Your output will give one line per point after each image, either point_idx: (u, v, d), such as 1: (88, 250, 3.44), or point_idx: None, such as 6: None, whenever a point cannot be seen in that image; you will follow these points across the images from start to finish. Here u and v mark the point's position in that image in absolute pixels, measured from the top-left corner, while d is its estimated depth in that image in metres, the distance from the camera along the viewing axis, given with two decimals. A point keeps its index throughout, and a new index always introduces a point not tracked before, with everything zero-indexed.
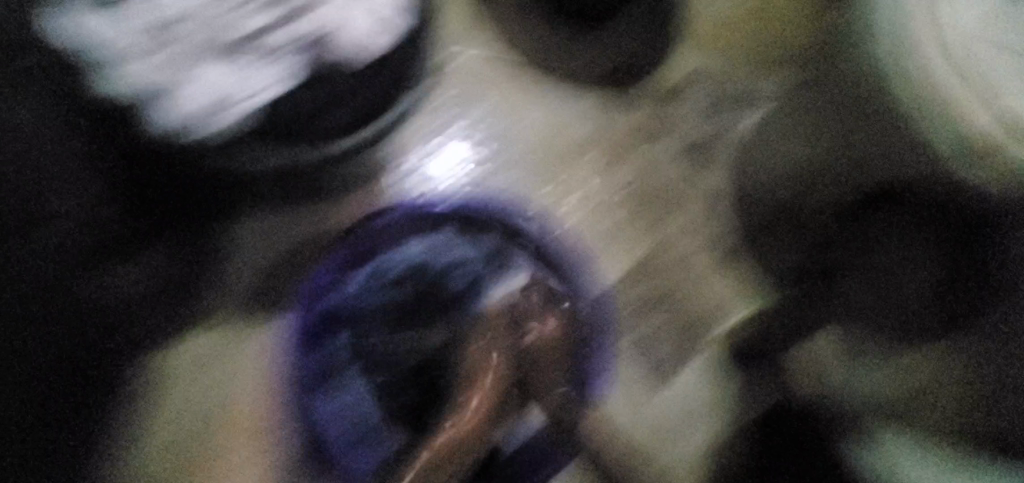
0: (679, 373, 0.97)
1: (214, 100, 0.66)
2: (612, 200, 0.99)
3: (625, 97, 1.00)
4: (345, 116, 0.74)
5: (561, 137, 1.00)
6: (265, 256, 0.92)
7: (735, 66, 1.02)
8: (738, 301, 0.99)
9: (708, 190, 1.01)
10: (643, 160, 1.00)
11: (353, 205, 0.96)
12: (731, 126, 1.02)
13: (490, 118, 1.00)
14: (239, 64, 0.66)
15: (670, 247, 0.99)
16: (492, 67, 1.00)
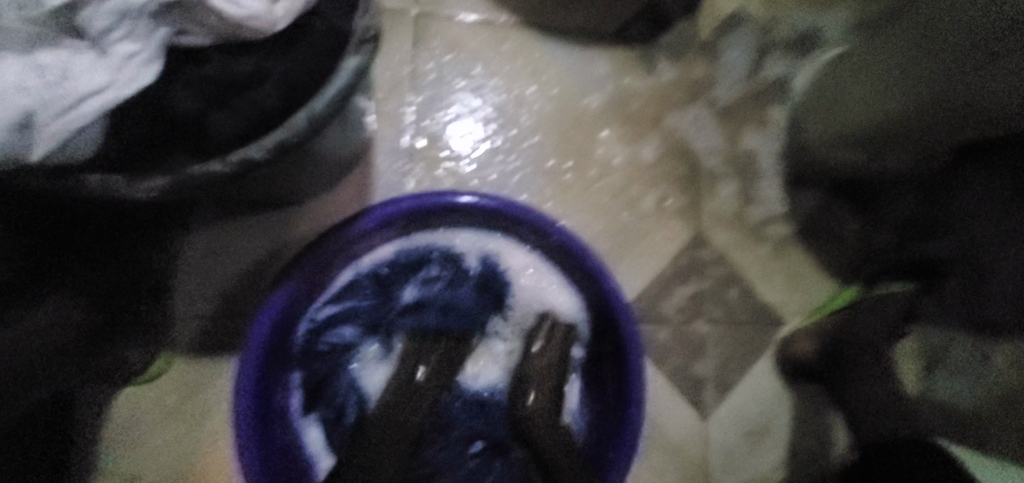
0: (728, 398, 0.77)
1: (19, 116, 0.34)
2: (641, 187, 0.78)
3: (653, 55, 0.80)
4: (237, 106, 0.39)
5: (577, 113, 0.78)
6: (188, 307, 0.66)
7: (779, 9, 0.84)
8: (789, 295, 0.81)
9: (750, 158, 0.82)
10: (676, 132, 0.80)
11: (310, 213, 0.70)
12: (783, 81, 0.83)
13: (486, 85, 0.76)
14: (101, 58, 0.37)
15: (712, 241, 0.80)
16: (487, 21, 0.77)
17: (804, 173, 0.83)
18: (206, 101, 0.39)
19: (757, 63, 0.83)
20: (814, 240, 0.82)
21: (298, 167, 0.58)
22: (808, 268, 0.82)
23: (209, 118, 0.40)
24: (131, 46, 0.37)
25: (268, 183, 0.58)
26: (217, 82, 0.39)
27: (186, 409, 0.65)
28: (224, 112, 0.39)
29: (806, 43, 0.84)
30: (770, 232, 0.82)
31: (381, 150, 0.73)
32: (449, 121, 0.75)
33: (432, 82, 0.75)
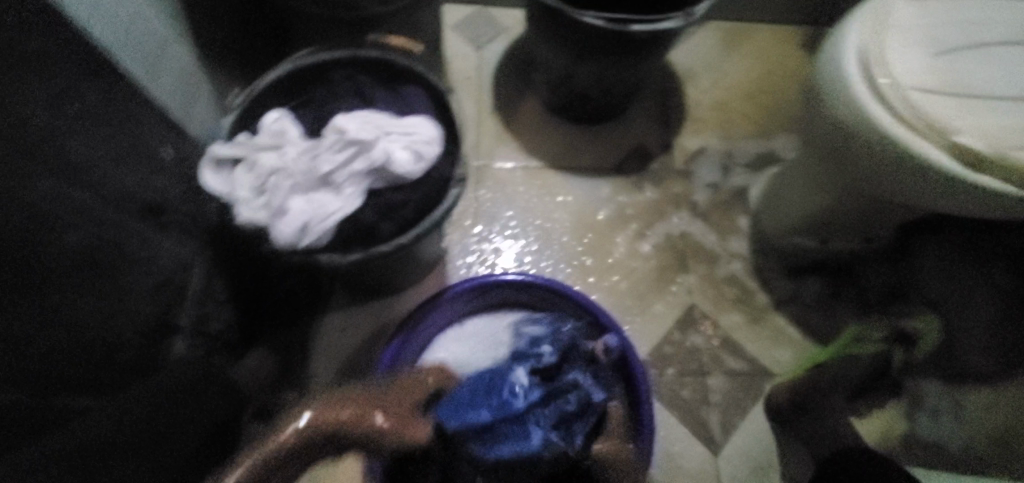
0: (732, 437, 0.96)
1: (300, 224, 0.62)
2: (640, 270, 1.06)
3: (640, 182, 1.13)
4: (396, 218, 0.69)
5: (592, 224, 1.09)
6: (323, 369, 0.92)
7: (733, 143, 1.18)
8: (770, 352, 1.02)
9: (724, 246, 1.09)
10: (665, 230, 1.09)
11: (406, 298, 0.99)
12: (743, 191, 1.14)
13: (525, 209, 1.10)
14: (337, 195, 0.65)
15: (703, 310, 1.04)
16: (522, 169, 1.13)
17: (770, 259, 1.09)
18: (377, 216, 0.68)
19: (722, 177, 1.15)
20: (788, 308, 1.05)
21: (407, 263, 0.89)
22: (786, 330, 1.03)
23: (373, 222, 0.68)
24: (352, 188, 0.65)
25: (384, 274, 0.89)
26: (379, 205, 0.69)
27: None
28: (388, 221, 0.69)
29: (758, 166, 1.16)
30: (751, 298, 1.05)
31: (452, 256, 1.05)
32: (499, 236, 1.08)
33: (487, 210, 1.09)
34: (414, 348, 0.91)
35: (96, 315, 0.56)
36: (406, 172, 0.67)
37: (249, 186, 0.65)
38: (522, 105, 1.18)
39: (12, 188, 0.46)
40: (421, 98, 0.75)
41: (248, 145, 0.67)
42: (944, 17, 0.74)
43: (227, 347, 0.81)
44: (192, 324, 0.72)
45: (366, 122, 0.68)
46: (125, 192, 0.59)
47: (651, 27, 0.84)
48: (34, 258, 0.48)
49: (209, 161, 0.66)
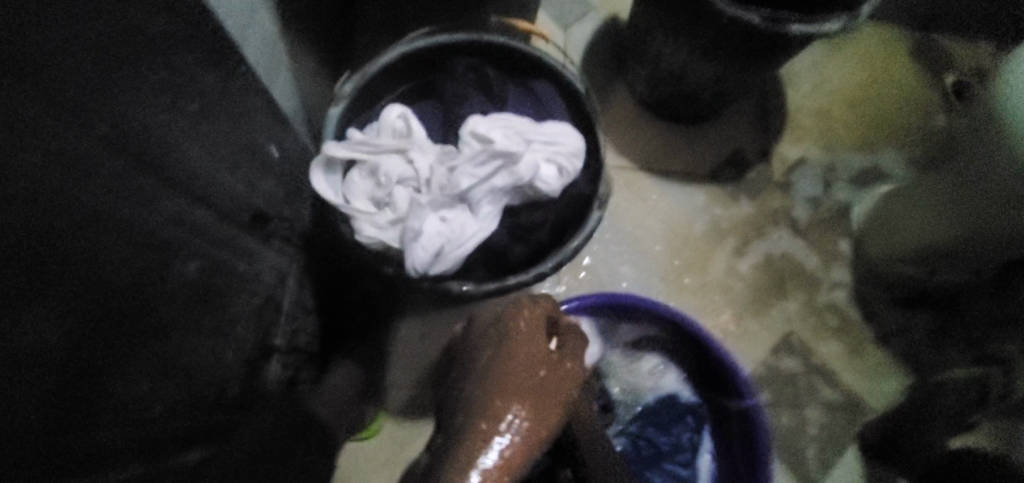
0: (829, 475, 0.90)
1: (434, 248, 0.53)
2: (735, 289, 0.98)
3: (738, 192, 1.04)
4: (533, 240, 0.60)
5: (686, 235, 1.01)
6: (400, 380, 0.84)
7: (836, 155, 1.09)
8: (869, 386, 0.96)
9: (823, 269, 1.02)
10: (762, 248, 1.02)
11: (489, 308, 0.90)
12: (845, 210, 1.05)
13: (613, 214, 1.00)
14: (473, 214, 0.55)
15: (800, 336, 0.97)
16: (611, 169, 1.03)
17: (869, 285, 1.02)
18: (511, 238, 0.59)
19: (824, 192, 1.06)
20: (887, 340, 0.99)
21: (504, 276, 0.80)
22: (885, 364, 0.97)
23: (506, 246, 0.59)
24: (490, 207, 0.55)
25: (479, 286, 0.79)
26: (515, 224, 0.59)
27: (394, 461, 0.82)
28: (523, 244, 0.60)
29: (862, 183, 1.07)
30: (850, 327, 0.99)
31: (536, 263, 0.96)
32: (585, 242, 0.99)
33: None
34: None
35: (207, 356, 0.47)
36: (550, 189, 0.57)
37: (370, 197, 0.55)
38: (612, 96, 1.07)
39: (132, 217, 0.36)
40: (558, 98, 0.64)
41: (368, 145, 0.56)
42: None
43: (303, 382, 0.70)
44: (284, 343, 0.63)
45: (508, 129, 0.58)
46: (236, 201, 0.49)
47: (816, 28, 0.73)
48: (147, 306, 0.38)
49: (321, 162, 0.56)
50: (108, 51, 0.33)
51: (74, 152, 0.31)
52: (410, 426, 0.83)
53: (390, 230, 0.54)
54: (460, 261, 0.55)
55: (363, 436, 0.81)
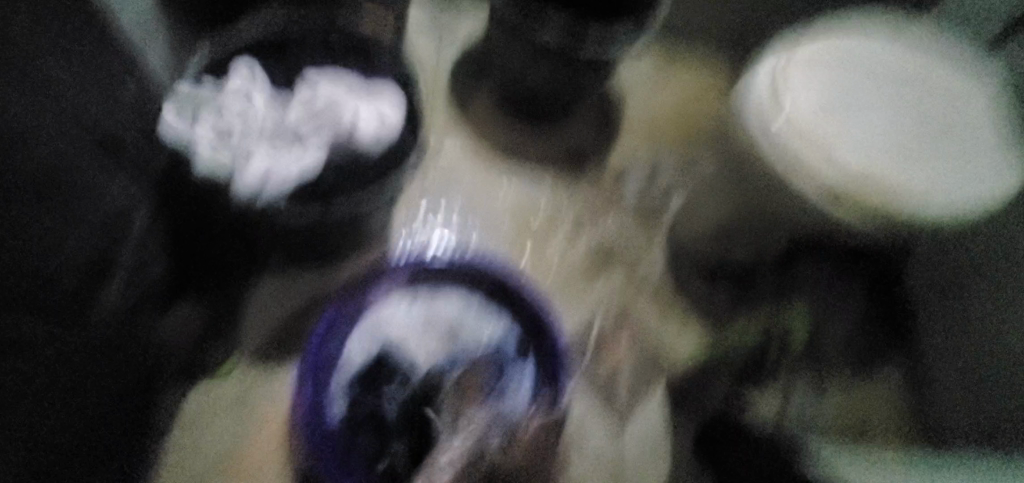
0: (636, 413, 1.09)
1: (264, 169, 0.67)
2: (570, 262, 1.16)
3: (578, 183, 1.24)
4: (355, 178, 0.71)
5: (532, 216, 1.18)
6: (255, 326, 0.93)
7: (662, 158, 1.31)
8: (674, 342, 1.15)
9: (646, 248, 1.22)
10: (597, 229, 1.21)
11: (349, 266, 1.01)
12: (667, 201, 1.27)
13: (469, 195, 1.16)
14: (302, 147, 0.70)
15: (621, 301, 1.16)
16: (470, 159, 1.20)
17: (684, 263, 1.22)
18: (336, 175, 0.70)
19: (649, 185, 1.28)
20: (694, 307, 1.19)
21: (354, 231, 0.92)
22: (689, 325, 1.17)
23: (328, 180, 0.70)
24: (316, 141, 0.70)
25: (330, 239, 0.91)
26: (340, 162, 0.71)
27: (244, 396, 0.90)
28: (346, 180, 0.70)
29: (681, 181, 1.29)
30: (664, 296, 1.19)
31: (398, 233, 1.09)
32: (443, 217, 1.13)
33: (433, 193, 1.15)
34: (355, 312, 0.93)
35: None
36: (370, 136, 0.70)
37: (212, 128, 0.68)
38: (474, 97, 1.25)
39: None
40: (389, 64, 0.77)
41: (215, 89, 0.70)
42: (818, 80, 0.94)
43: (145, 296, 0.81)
44: (130, 265, 0.72)
45: (335, 84, 0.74)
46: None
47: None
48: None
49: (173, 100, 0.68)
50: None
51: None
52: (265, 367, 0.92)
53: (228, 155, 0.67)
54: (285, 187, 0.66)
55: (217, 376, 0.90)
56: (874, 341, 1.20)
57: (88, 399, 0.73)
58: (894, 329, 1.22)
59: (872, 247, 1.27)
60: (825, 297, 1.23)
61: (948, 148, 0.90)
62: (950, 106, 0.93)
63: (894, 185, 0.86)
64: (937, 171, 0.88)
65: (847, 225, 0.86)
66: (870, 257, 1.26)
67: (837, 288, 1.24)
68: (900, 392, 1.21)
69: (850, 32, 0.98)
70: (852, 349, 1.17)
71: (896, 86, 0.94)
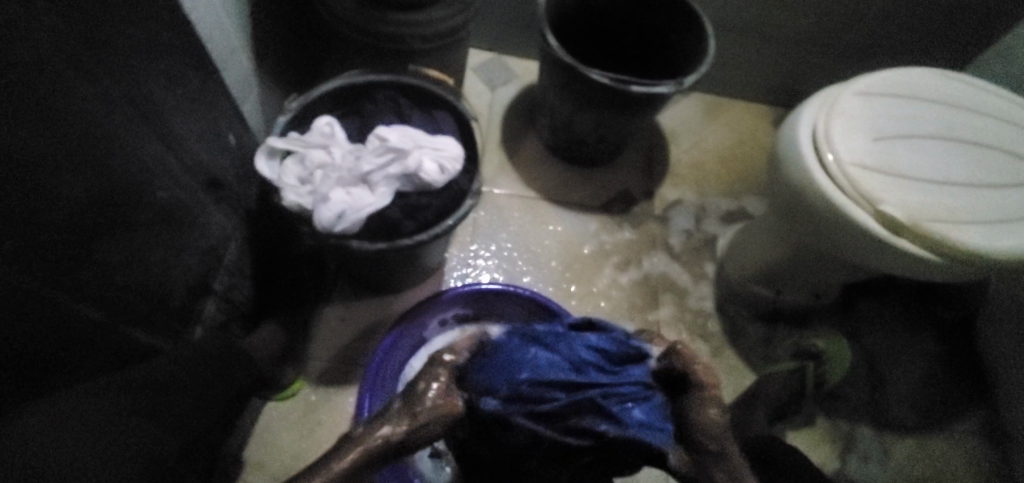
0: None
1: (339, 211, 0.73)
2: (616, 298, 1.19)
3: (624, 222, 1.27)
4: (419, 220, 0.81)
5: (579, 253, 1.22)
6: (321, 352, 1.01)
7: (707, 198, 1.34)
8: (722, 382, 1.14)
9: (691, 285, 1.23)
10: (643, 267, 1.23)
11: (403, 298, 1.09)
12: (712, 242, 1.28)
13: (518, 232, 1.22)
14: (372, 192, 0.77)
15: (668, 339, 1.16)
16: (519, 198, 1.26)
17: (730, 302, 1.22)
18: (403, 215, 0.80)
19: (695, 226, 1.30)
20: (742, 347, 1.18)
21: (412, 266, 1.00)
22: (739, 367, 1.16)
23: (394, 221, 0.79)
24: (385, 188, 0.77)
25: (391, 273, 0.99)
26: (408, 205, 0.80)
27: (308, 418, 0.96)
28: (411, 222, 0.80)
29: (727, 222, 1.31)
30: (711, 334, 1.18)
31: (450, 268, 1.16)
32: (492, 254, 1.19)
33: (484, 230, 1.21)
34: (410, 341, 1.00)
35: (160, 263, 0.66)
36: (431, 181, 0.79)
37: (296, 176, 0.76)
38: (525, 143, 1.33)
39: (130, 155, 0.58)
40: (449, 121, 0.88)
41: (300, 142, 0.78)
42: (877, 111, 0.91)
43: (239, 328, 0.87)
44: (222, 290, 0.81)
45: (404, 136, 0.81)
46: (198, 166, 0.71)
47: (649, 88, 1.00)
48: (125, 207, 0.58)
49: (264, 151, 0.78)
50: (131, 48, 0.57)
51: (82, 104, 0.51)
52: (327, 390, 0.99)
53: (306, 198, 0.74)
54: (356, 224, 0.75)
55: (284, 395, 0.97)
56: (929, 388, 1.19)
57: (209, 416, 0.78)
58: (949, 378, 1.20)
59: (916, 292, 1.27)
60: (874, 342, 1.22)
61: (1010, 184, 0.86)
62: (1009, 145, 0.90)
63: (958, 218, 0.81)
64: (999, 207, 0.83)
65: (907, 264, 0.84)
66: (915, 303, 1.27)
67: (886, 333, 1.23)
68: (978, 447, 1.14)
69: (900, 70, 0.97)
70: (901, 396, 1.17)
71: (954, 120, 0.92)
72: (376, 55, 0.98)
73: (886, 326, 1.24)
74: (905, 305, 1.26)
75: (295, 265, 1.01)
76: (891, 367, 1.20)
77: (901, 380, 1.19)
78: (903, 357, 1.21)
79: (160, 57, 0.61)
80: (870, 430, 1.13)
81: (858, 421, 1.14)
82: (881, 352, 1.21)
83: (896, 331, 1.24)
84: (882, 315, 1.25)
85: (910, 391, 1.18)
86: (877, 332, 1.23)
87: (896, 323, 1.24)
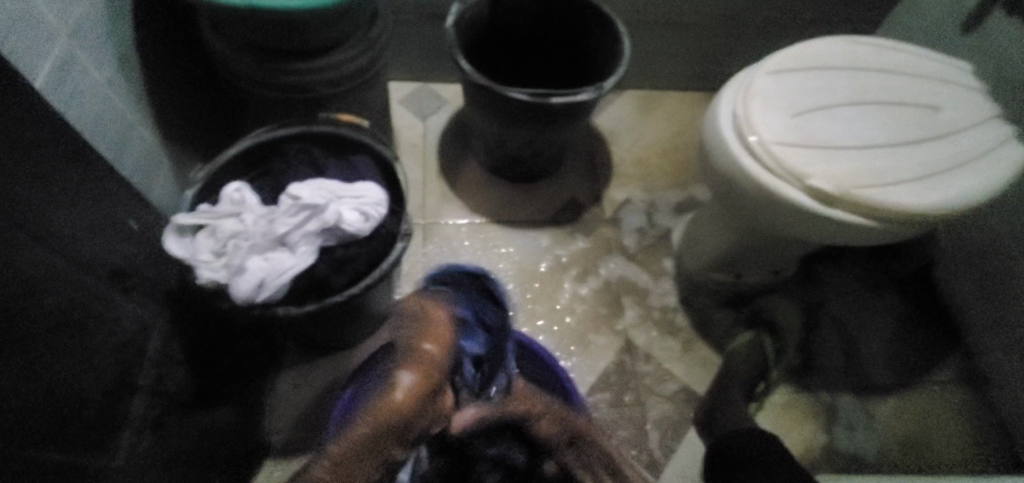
0: (673, 455, 1.04)
1: (259, 280, 0.69)
2: (579, 309, 1.16)
3: (575, 231, 1.25)
4: (350, 273, 0.77)
5: (535, 270, 1.20)
6: (279, 424, 0.96)
7: (655, 192, 1.33)
8: (698, 376, 1.12)
9: (652, 283, 1.21)
10: (600, 273, 1.21)
11: (360, 349, 1.05)
12: (666, 236, 1.27)
13: (470, 260, 1.19)
14: (293, 253, 0.73)
15: (637, 341, 1.14)
16: (466, 225, 1.23)
17: (693, 293, 1.21)
18: (331, 272, 0.76)
19: (647, 223, 1.29)
20: (712, 337, 1.16)
21: (359, 317, 0.96)
22: (713, 358, 1.14)
23: (322, 279, 0.76)
24: (306, 246, 0.73)
25: (338, 329, 0.95)
26: (335, 259, 0.77)
27: None
28: (342, 276, 0.77)
29: (677, 213, 1.30)
30: (679, 329, 1.16)
31: (406, 309, 1.12)
32: None
33: (434, 264, 1.18)
34: None
35: (69, 374, 0.63)
36: (354, 231, 0.76)
37: (209, 250, 0.72)
38: (464, 168, 1.31)
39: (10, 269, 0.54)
40: (369, 164, 0.85)
41: (210, 213, 0.74)
42: (793, 86, 0.91)
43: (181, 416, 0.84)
44: (150, 384, 0.77)
45: (319, 189, 0.77)
46: (95, 260, 0.67)
47: (569, 98, 0.98)
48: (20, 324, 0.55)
49: (172, 230, 0.73)
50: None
51: None
52: (290, 462, 0.94)
53: (221, 272, 0.70)
54: (279, 290, 0.71)
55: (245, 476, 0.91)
56: (899, 345, 1.19)
57: None
58: (917, 330, 1.21)
59: (872, 250, 1.28)
60: (840, 308, 1.22)
61: (930, 137, 0.87)
62: (922, 99, 0.91)
63: (884, 180, 0.81)
64: (923, 162, 0.84)
65: (847, 232, 0.84)
66: (872, 262, 1.27)
67: (850, 296, 1.23)
68: (960, 395, 1.14)
69: (810, 41, 0.98)
70: (875, 357, 1.17)
71: (870, 81, 0.93)
72: (287, 108, 0.95)
73: (849, 289, 1.24)
74: (864, 265, 1.27)
75: (237, 338, 0.97)
76: (859, 330, 1.20)
77: (872, 342, 1.19)
78: (869, 317, 1.21)
79: (27, 155, 0.57)
80: (851, 398, 1.12)
81: (837, 390, 1.13)
82: (848, 317, 1.21)
83: (859, 293, 1.24)
84: (843, 280, 1.25)
85: (883, 351, 1.18)
86: (841, 298, 1.23)
87: (858, 285, 1.25)
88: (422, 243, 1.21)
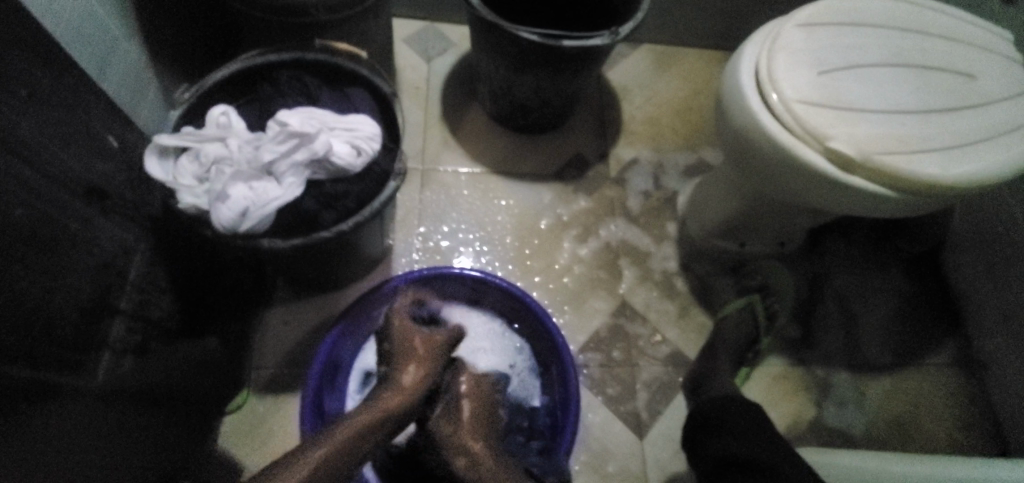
0: (659, 417, 1.03)
1: (241, 209, 0.66)
2: (576, 267, 1.14)
3: (578, 188, 1.21)
4: (339, 209, 0.74)
5: (533, 225, 1.16)
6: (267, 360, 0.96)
7: (664, 154, 1.28)
8: (690, 342, 1.10)
9: (653, 246, 1.18)
10: (600, 233, 1.18)
11: (351, 291, 1.03)
12: (671, 199, 1.23)
13: (468, 210, 1.16)
14: (279, 184, 0.69)
15: (632, 304, 1.12)
16: (466, 174, 1.19)
17: (694, 260, 1.18)
18: (319, 207, 0.73)
19: (654, 185, 1.24)
20: (709, 304, 1.14)
21: (351, 259, 0.93)
22: (709, 326, 1.12)
23: (311, 213, 0.72)
24: (293, 177, 0.70)
25: (329, 270, 0.93)
26: (323, 194, 0.73)
27: (258, 430, 0.91)
28: (331, 213, 0.73)
29: (685, 177, 1.26)
30: (676, 294, 1.14)
31: (399, 255, 1.10)
32: (442, 235, 1.13)
33: (430, 212, 1.15)
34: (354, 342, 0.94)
35: (38, 292, 0.60)
36: (345, 165, 0.72)
37: (192, 175, 0.69)
38: (468, 115, 1.25)
39: None
40: (365, 98, 0.81)
41: (194, 136, 0.70)
42: (822, 41, 0.85)
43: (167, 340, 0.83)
44: (131, 308, 0.76)
45: (309, 118, 0.74)
46: (69, 175, 0.64)
47: (581, 42, 0.91)
48: None
49: (154, 151, 0.70)
50: None
51: None
52: (274, 397, 0.93)
53: (201, 200, 0.67)
54: (264, 220, 0.68)
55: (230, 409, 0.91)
56: (901, 324, 1.16)
57: (162, 430, 0.75)
58: (921, 311, 1.18)
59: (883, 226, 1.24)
60: (844, 282, 1.19)
61: (963, 105, 0.81)
62: (960, 65, 0.85)
63: (910, 147, 0.76)
64: (953, 131, 0.79)
65: (864, 201, 0.79)
66: (882, 238, 1.23)
67: (854, 271, 1.20)
68: (957, 379, 1.12)
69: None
70: (875, 334, 1.15)
71: (906, 42, 0.86)
72: (282, 34, 0.89)
73: (854, 264, 1.21)
74: (873, 240, 1.23)
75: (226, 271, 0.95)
76: (861, 305, 1.17)
77: (873, 318, 1.16)
78: (872, 294, 1.18)
79: None
80: (845, 374, 1.11)
81: (832, 365, 1.11)
82: (851, 292, 1.18)
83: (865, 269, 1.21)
84: (850, 254, 1.22)
85: (883, 329, 1.15)
86: (845, 272, 1.20)
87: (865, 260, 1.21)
88: (419, 190, 1.17)
